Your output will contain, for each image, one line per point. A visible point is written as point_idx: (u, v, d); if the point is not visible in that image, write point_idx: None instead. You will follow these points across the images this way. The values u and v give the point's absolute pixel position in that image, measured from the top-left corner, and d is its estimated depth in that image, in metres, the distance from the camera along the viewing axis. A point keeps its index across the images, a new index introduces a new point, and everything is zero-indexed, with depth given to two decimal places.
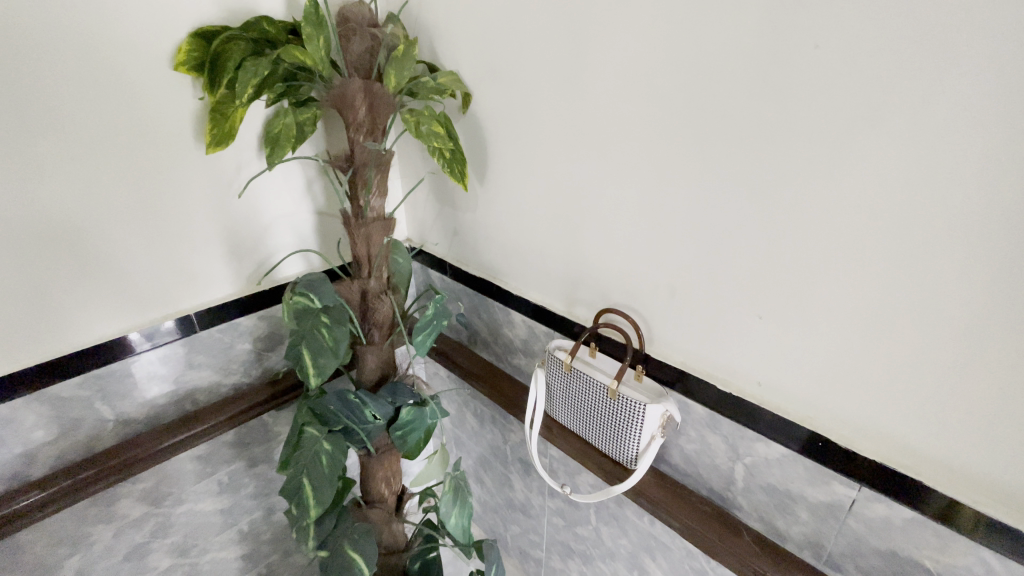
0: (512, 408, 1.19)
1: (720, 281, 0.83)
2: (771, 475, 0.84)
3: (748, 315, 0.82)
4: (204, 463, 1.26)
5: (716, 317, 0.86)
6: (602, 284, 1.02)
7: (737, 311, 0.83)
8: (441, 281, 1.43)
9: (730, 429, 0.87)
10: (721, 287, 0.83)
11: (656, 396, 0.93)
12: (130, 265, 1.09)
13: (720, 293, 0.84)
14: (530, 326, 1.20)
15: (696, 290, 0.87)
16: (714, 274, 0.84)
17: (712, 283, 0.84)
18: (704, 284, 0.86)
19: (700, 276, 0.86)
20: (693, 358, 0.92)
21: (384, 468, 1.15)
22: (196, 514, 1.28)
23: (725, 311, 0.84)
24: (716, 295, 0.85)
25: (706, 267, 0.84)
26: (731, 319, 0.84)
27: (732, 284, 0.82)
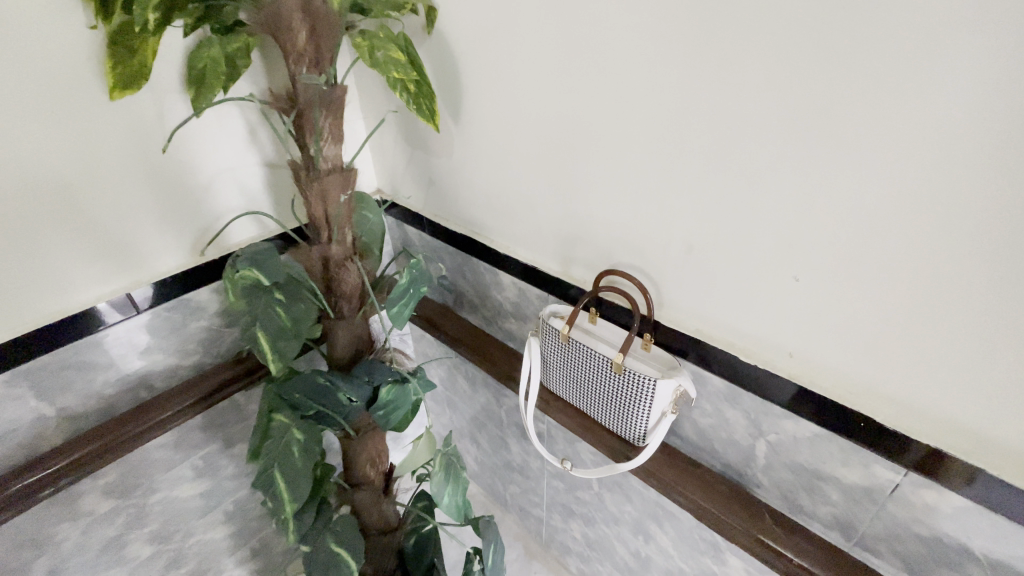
0: (504, 378, 1.08)
1: (749, 238, 0.69)
2: (798, 455, 0.74)
3: (780, 277, 0.68)
4: (173, 451, 1.16)
5: (740, 280, 0.72)
6: (601, 241, 0.88)
7: (767, 273, 0.69)
8: (418, 237, 1.27)
9: (752, 405, 0.77)
10: (748, 245, 0.69)
11: (667, 369, 0.81)
12: (23, 246, 0.89)
13: (746, 251, 0.70)
14: (521, 288, 1.06)
15: (717, 248, 0.72)
16: (741, 229, 0.69)
17: (737, 239, 0.70)
18: (727, 240, 0.71)
19: (720, 230, 0.71)
20: (710, 326, 0.79)
21: (367, 449, 1.04)
22: (174, 501, 1.20)
23: (751, 273, 0.71)
24: (742, 253, 0.70)
25: (730, 221, 0.69)
26: (759, 283, 0.70)
27: (762, 242, 0.67)
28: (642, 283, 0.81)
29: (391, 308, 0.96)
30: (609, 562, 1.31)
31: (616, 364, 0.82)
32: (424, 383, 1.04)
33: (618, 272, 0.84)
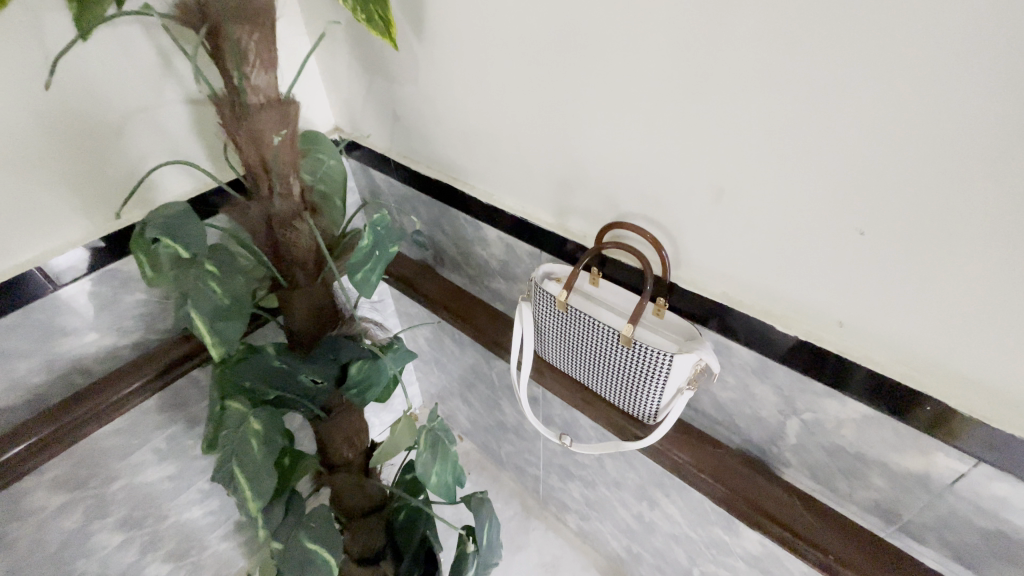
0: (492, 346, 0.95)
1: (800, 181, 0.53)
2: (838, 437, 0.63)
3: (837, 231, 0.53)
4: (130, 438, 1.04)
5: (782, 234, 0.57)
6: (605, 187, 0.71)
7: (820, 225, 0.54)
8: (387, 184, 1.09)
9: (786, 381, 0.64)
10: (798, 189, 0.54)
11: (685, 340, 0.68)
12: None
13: (793, 198, 0.54)
14: (508, 244, 0.91)
15: (755, 195, 0.57)
16: (790, 169, 0.53)
17: (784, 182, 0.54)
18: (769, 184, 0.55)
19: (761, 172, 0.55)
20: (739, 288, 0.65)
21: (341, 430, 0.92)
22: (139, 486, 1.11)
23: (799, 226, 0.56)
24: (788, 201, 0.55)
25: (777, 158, 0.53)
26: (808, 238, 0.56)
27: (818, 185, 0.52)
28: (657, 238, 0.67)
29: (355, 275, 0.79)
30: (610, 522, 1.26)
31: (625, 336, 0.69)
32: (401, 356, 0.91)
33: (626, 225, 0.68)
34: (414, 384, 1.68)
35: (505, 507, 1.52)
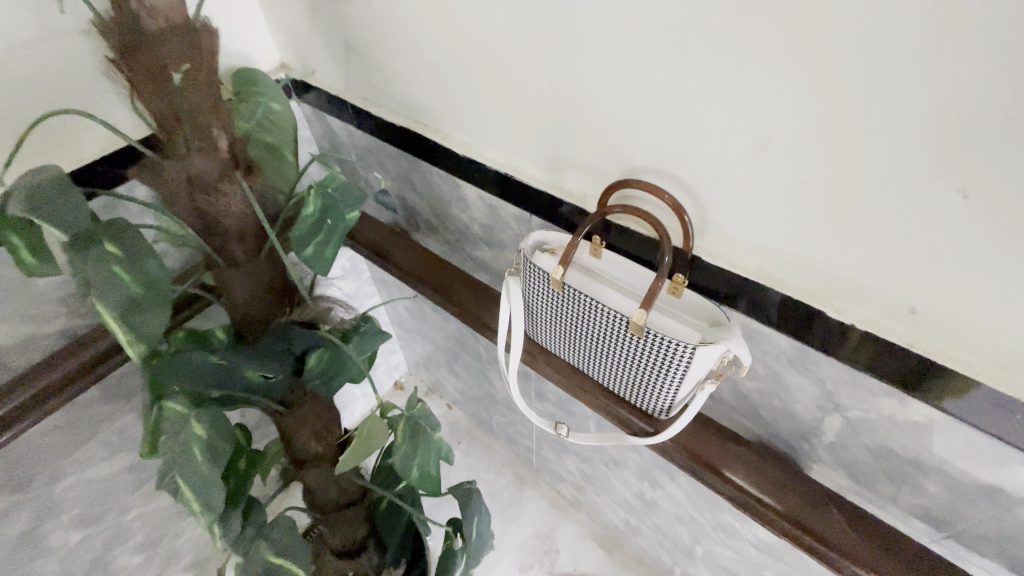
0: (476, 324, 0.83)
1: (884, 123, 0.39)
2: (889, 439, 0.53)
3: (929, 192, 0.40)
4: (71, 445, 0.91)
5: (849, 195, 0.44)
6: (611, 136, 0.56)
7: (902, 185, 0.41)
8: (347, 134, 0.91)
9: (831, 376, 0.53)
10: (879, 137, 0.40)
11: (706, 326, 0.56)
12: None
13: (872, 147, 0.41)
14: (492, 207, 0.76)
15: (817, 144, 0.43)
16: (871, 107, 0.39)
17: (862, 125, 0.40)
18: (838, 129, 0.41)
19: (828, 111, 0.41)
20: (781, 263, 0.52)
21: (304, 424, 0.80)
22: (92, 481, 1.00)
23: (873, 186, 0.42)
24: (865, 151, 0.41)
25: (856, 91, 0.39)
26: (884, 202, 0.42)
27: (912, 130, 0.38)
28: (677, 201, 0.53)
29: (303, 251, 0.65)
30: (606, 495, 1.20)
31: (637, 323, 0.56)
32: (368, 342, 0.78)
33: (639, 184, 0.54)
34: (398, 352, 1.56)
35: (497, 477, 1.45)
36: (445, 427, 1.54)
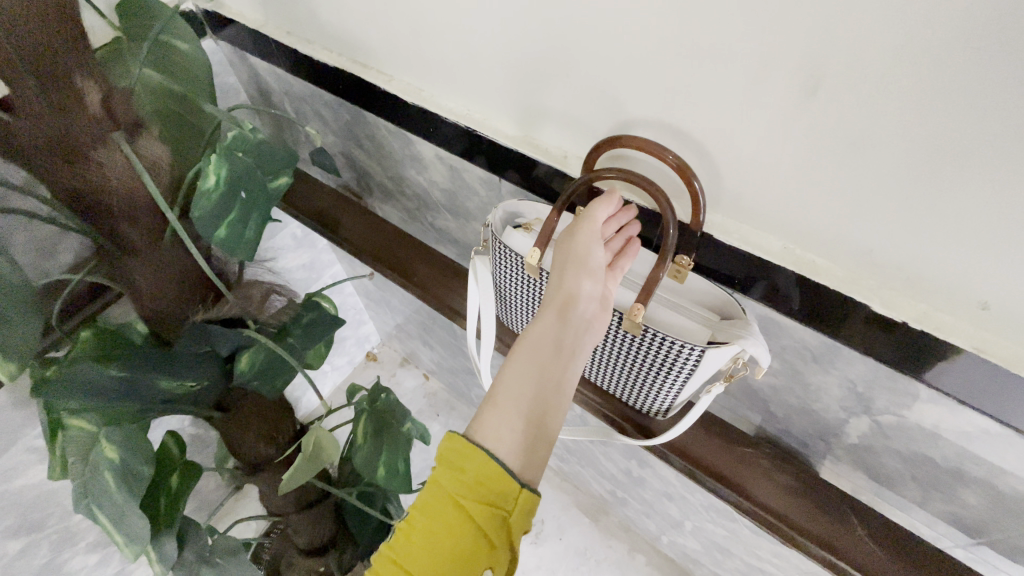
0: (445, 309, 0.72)
1: (987, 67, 0.28)
2: (926, 447, 0.46)
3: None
4: (33, 479, 0.77)
5: (928, 164, 0.33)
6: (603, 84, 0.44)
7: (997, 152, 0.31)
8: (275, 79, 0.74)
9: (864, 377, 0.45)
10: (974, 88, 0.29)
11: (717, 320, 0.47)
12: None
13: (963, 102, 0.30)
14: (455, 168, 0.63)
15: (885, 96, 0.32)
16: (981, 43, 0.28)
17: (957, 69, 0.29)
18: (918, 75, 0.30)
19: (909, 48, 0.30)
20: (818, 245, 0.42)
21: (250, 427, 0.70)
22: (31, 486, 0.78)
23: (955, 154, 0.32)
24: (954, 106, 0.30)
25: (955, 20, 0.28)
26: (974, 176, 0.32)
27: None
28: (688, 167, 0.41)
29: (214, 234, 0.52)
30: (592, 468, 1.11)
31: (633, 319, 0.46)
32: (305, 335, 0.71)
33: (639, 143, 0.42)
34: (367, 323, 1.43)
35: None
36: (423, 400, 1.44)
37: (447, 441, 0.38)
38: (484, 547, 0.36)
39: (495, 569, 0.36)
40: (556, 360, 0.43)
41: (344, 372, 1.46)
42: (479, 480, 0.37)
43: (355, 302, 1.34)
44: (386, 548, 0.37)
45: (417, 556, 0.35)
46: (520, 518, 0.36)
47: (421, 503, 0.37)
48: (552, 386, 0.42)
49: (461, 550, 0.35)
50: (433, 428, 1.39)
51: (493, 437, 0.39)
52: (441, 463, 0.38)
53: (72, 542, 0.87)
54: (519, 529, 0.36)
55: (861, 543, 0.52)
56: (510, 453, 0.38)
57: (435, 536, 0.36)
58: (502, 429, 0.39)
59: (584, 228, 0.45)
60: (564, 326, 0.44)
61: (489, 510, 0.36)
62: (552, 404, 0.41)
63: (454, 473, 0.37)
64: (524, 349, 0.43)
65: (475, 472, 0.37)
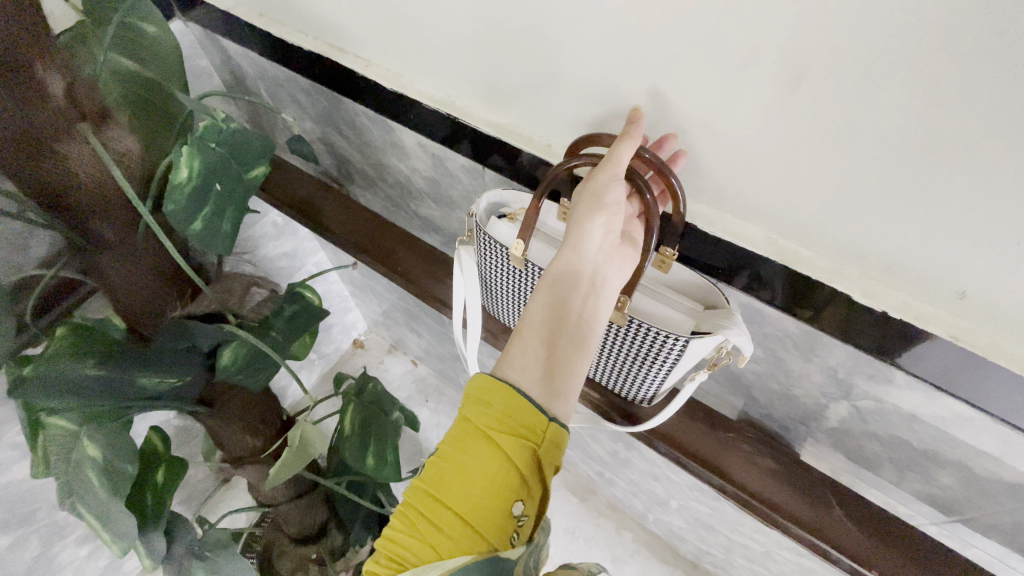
0: (431, 299, 0.71)
1: (970, 62, 0.28)
2: (903, 431, 0.48)
3: (1016, 158, 0.30)
4: (16, 475, 0.76)
5: (912, 156, 0.33)
6: (587, 72, 0.43)
7: (978, 144, 0.30)
8: (249, 64, 0.72)
9: (844, 364, 0.45)
10: (956, 82, 0.29)
11: (701, 310, 0.47)
12: None
13: (946, 95, 0.30)
14: (437, 155, 0.61)
15: (867, 89, 0.32)
16: (967, 38, 0.27)
17: (940, 64, 0.29)
18: (904, 68, 0.30)
19: (894, 42, 0.29)
20: (801, 234, 0.42)
21: (237, 420, 0.70)
22: (16, 483, 0.76)
23: (938, 147, 0.32)
24: (937, 99, 0.30)
25: (940, 10, 0.27)
26: (956, 169, 0.32)
27: (1010, 74, 0.27)
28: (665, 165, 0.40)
29: (191, 228, 0.50)
30: (580, 451, 1.13)
31: (619, 309, 0.47)
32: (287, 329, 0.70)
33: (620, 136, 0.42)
34: (353, 311, 1.42)
35: None
36: (412, 386, 1.44)
37: (473, 378, 0.39)
38: (513, 481, 0.35)
39: (527, 501, 0.36)
40: (577, 292, 0.42)
41: (331, 360, 1.45)
42: (506, 413, 0.37)
43: (340, 290, 1.32)
44: (417, 481, 0.37)
45: (448, 487, 0.35)
46: (549, 449, 0.36)
47: (451, 437, 0.37)
48: (574, 318, 0.42)
49: (492, 482, 0.35)
50: (422, 413, 1.40)
51: (517, 372, 0.39)
52: (469, 398, 0.38)
53: (60, 537, 0.87)
54: (549, 461, 0.36)
55: (842, 523, 0.54)
56: (534, 388, 0.39)
57: (465, 466, 0.35)
58: (525, 365, 0.39)
59: (605, 167, 0.41)
60: (583, 263, 0.43)
61: (519, 443, 0.36)
62: (575, 337, 0.41)
63: (483, 408, 0.37)
64: (548, 282, 0.42)
65: (502, 406, 0.37)
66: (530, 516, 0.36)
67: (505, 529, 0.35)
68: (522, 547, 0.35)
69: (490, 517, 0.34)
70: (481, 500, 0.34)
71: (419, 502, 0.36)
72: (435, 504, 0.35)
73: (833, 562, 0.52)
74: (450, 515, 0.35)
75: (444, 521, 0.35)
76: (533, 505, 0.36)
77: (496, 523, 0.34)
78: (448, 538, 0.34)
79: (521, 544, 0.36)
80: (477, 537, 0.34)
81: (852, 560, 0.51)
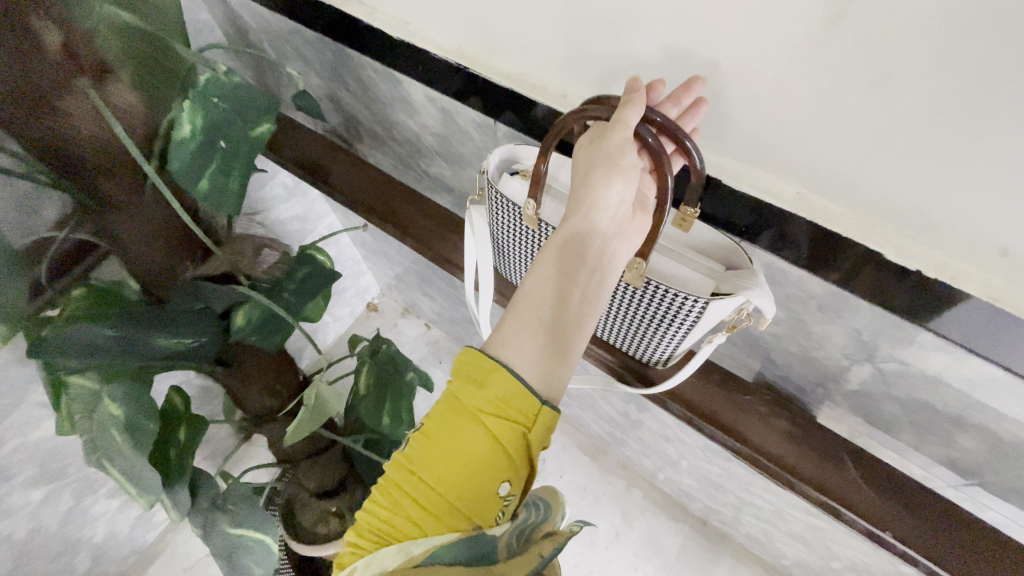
0: (442, 260, 0.70)
1: None
2: (926, 394, 0.46)
3: None
4: (48, 432, 0.79)
5: (960, 105, 0.30)
6: (607, 15, 0.40)
7: None
8: (250, 16, 0.69)
9: (869, 326, 0.44)
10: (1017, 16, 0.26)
11: (722, 270, 0.45)
12: None
13: (1007, 34, 0.27)
14: (446, 110, 0.59)
15: (917, 27, 0.29)
16: None
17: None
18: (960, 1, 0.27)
19: None
20: (832, 189, 0.40)
21: (257, 379, 0.71)
22: (48, 439, 0.80)
23: (991, 93, 0.29)
24: (994, 38, 0.27)
25: None
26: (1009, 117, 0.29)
27: None
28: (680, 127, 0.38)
29: (197, 187, 0.50)
30: (591, 412, 1.13)
31: (635, 271, 0.45)
32: (300, 290, 0.70)
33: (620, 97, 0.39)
34: (366, 274, 1.43)
35: None
36: (425, 348, 1.46)
37: (464, 354, 0.38)
38: (502, 465, 0.35)
39: (513, 482, 0.36)
40: (581, 268, 0.41)
41: (345, 323, 1.47)
42: (500, 396, 0.36)
43: (351, 254, 1.32)
44: (401, 457, 0.36)
45: (434, 468, 0.35)
46: (540, 434, 0.36)
47: (439, 415, 0.36)
48: (577, 296, 0.40)
49: (480, 465, 0.35)
50: (436, 374, 1.42)
51: (512, 350, 0.38)
52: (459, 375, 0.37)
53: (92, 490, 0.91)
54: (537, 446, 0.36)
55: (858, 486, 0.53)
56: (529, 368, 0.38)
57: (452, 449, 0.35)
58: (521, 343, 0.38)
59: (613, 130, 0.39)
60: (588, 237, 0.41)
61: (510, 427, 0.35)
62: (576, 315, 0.40)
63: (474, 388, 0.36)
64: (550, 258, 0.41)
65: (495, 389, 0.36)
66: (515, 495, 0.36)
67: (491, 508, 0.35)
68: (506, 523, 0.36)
69: (475, 498, 0.35)
70: (468, 483, 0.34)
71: (402, 480, 0.35)
72: (418, 483, 0.35)
73: (847, 523, 0.52)
74: (434, 495, 0.35)
75: (429, 500, 0.35)
76: (519, 484, 0.36)
77: (482, 503, 0.35)
78: (432, 517, 0.34)
79: (505, 520, 0.37)
80: (463, 515, 0.35)
81: (865, 521, 0.51)
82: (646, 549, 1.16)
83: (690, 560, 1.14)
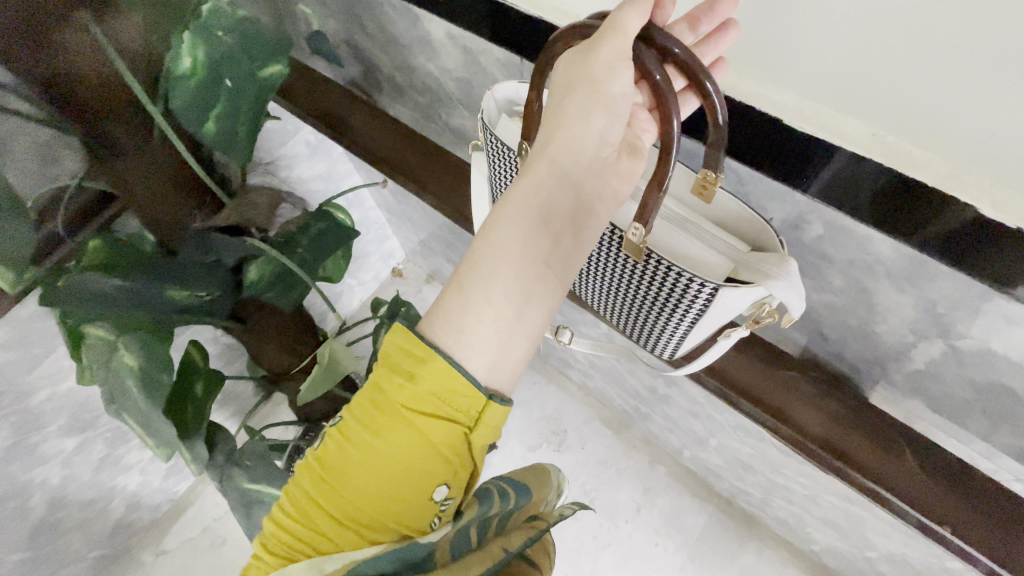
0: (462, 218, 0.66)
1: None
2: (1008, 376, 0.41)
3: None
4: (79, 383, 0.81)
5: None
6: None
7: None
8: None
9: (948, 296, 0.38)
10: None
11: (745, 250, 0.41)
12: None
13: None
14: (469, 50, 0.54)
15: None
16: None
17: None
18: None
19: None
20: (917, 130, 0.33)
21: (274, 336, 0.70)
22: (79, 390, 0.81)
23: None
24: None
25: None
26: None
27: None
28: (697, 60, 0.33)
29: (204, 129, 0.48)
30: (616, 385, 1.09)
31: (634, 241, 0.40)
32: (314, 246, 0.67)
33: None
34: (391, 238, 1.40)
35: None
36: None
37: (395, 341, 0.35)
38: (436, 469, 0.34)
39: (452, 486, 0.36)
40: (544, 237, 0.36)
41: (369, 288, 1.46)
42: (433, 392, 0.34)
43: (375, 217, 1.29)
44: (319, 467, 0.35)
45: (355, 476, 0.34)
46: (483, 431, 0.35)
47: (364, 415, 0.35)
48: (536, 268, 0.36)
49: (409, 471, 0.34)
50: None
51: (452, 337, 0.35)
52: (387, 365, 0.35)
53: (123, 440, 0.94)
54: (480, 443, 0.35)
55: (915, 476, 0.48)
56: (470, 358, 0.34)
57: (377, 454, 0.34)
58: (461, 328, 0.35)
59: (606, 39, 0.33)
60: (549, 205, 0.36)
61: (446, 426, 0.34)
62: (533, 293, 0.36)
63: (403, 382, 0.34)
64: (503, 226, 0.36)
65: (426, 385, 0.34)
66: (454, 499, 0.36)
67: (424, 515, 0.35)
68: (443, 528, 0.36)
69: (404, 507, 0.34)
70: (393, 494, 0.34)
71: (320, 494, 0.35)
72: (337, 496, 0.34)
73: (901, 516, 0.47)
74: (354, 507, 0.34)
75: (349, 512, 0.34)
76: (458, 488, 0.36)
77: (411, 511, 0.34)
78: (353, 531, 0.34)
79: (443, 524, 0.36)
80: (389, 524, 0.34)
81: (922, 515, 0.46)
82: (667, 526, 1.13)
83: (713, 540, 1.11)
